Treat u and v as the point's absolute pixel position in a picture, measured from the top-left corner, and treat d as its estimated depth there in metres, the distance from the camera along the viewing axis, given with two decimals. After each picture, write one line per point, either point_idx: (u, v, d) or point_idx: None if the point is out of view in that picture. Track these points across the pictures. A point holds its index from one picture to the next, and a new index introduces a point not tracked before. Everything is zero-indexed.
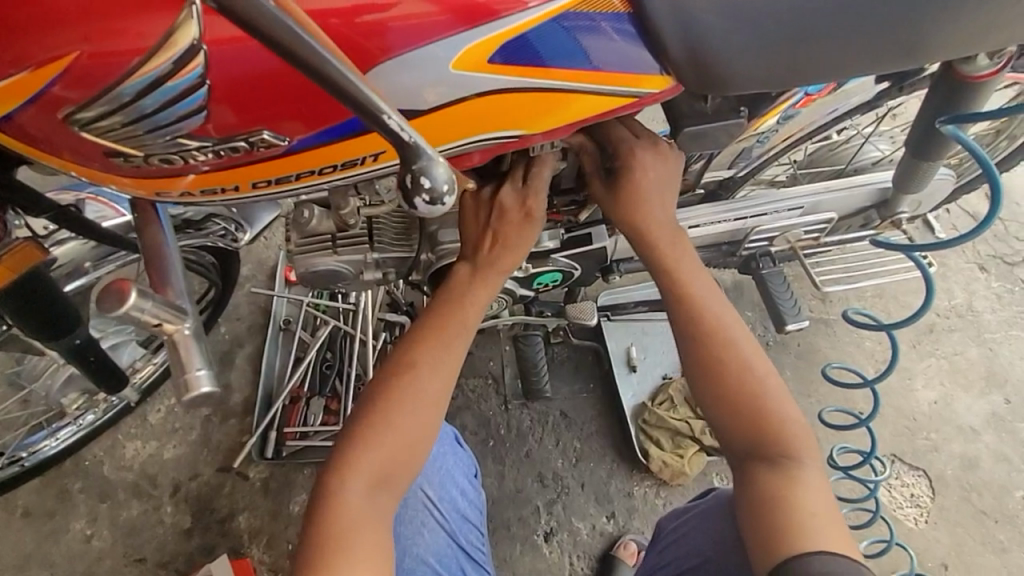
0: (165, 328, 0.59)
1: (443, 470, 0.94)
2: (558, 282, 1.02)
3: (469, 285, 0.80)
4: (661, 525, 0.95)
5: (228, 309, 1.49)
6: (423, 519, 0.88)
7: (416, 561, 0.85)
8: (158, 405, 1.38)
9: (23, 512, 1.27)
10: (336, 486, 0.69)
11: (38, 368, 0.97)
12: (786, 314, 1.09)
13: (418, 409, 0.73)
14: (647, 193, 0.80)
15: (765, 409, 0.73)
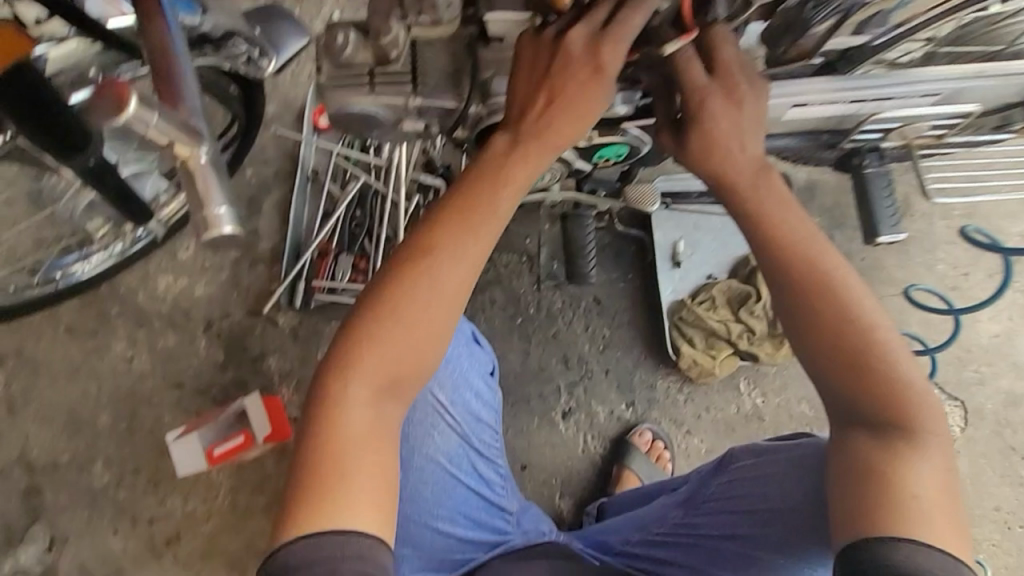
0: (179, 152, 0.52)
1: (456, 373, 0.88)
2: (622, 158, 0.90)
3: (512, 163, 0.67)
4: (732, 454, 0.83)
5: (254, 151, 1.40)
6: (434, 421, 0.86)
7: (426, 460, 0.84)
8: (188, 243, 1.37)
9: (67, 328, 1.32)
10: (338, 385, 0.63)
11: (57, 188, 0.90)
12: (883, 225, 1.00)
13: (432, 304, 0.64)
14: (747, 116, 0.67)
15: (880, 379, 0.63)
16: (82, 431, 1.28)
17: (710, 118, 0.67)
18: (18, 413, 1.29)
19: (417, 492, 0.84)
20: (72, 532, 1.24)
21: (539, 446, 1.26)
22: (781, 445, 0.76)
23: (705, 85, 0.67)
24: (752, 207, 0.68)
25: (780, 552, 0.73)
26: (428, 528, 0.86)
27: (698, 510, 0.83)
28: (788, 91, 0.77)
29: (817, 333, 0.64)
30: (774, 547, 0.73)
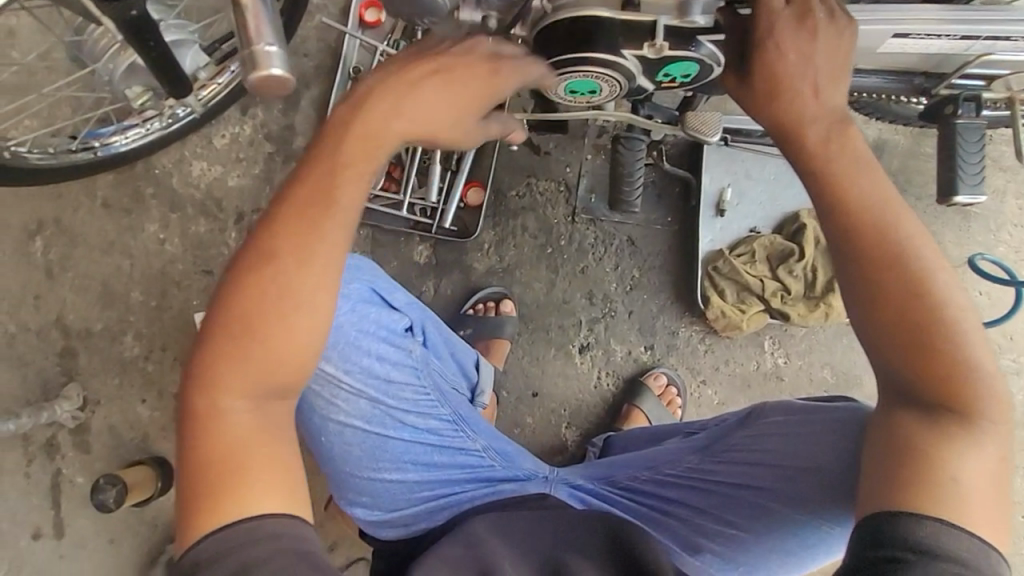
0: None
1: (347, 338, 0.83)
2: (689, 79, 0.80)
3: (348, 144, 0.59)
4: (764, 409, 0.80)
5: (296, 42, 1.34)
6: (334, 390, 0.82)
7: (339, 426, 0.83)
8: (224, 131, 1.35)
9: (103, 203, 1.33)
10: (210, 407, 0.57)
11: (97, 46, 0.87)
12: (964, 181, 0.90)
13: (286, 299, 0.57)
14: (826, 52, 0.63)
15: (946, 360, 0.57)
16: (115, 303, 1.33)
17: (780, 49, 0.63)
18: (55, 278, 1.33)
19: (343, 453, 0.84)
20: (104, 396, 1.31)
21: (553, 377, 1.27)
22: (814, 407, 0.75)
23: (777, 11, 0.63)
24: (816, 154, 0.62)
25: (804, 507, 0.71)
26: (375, 480, 0.85)
27: (716, 458, 0.81)
28: (897, 15, 0.69)
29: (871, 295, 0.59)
30: (794, 499, 0.72)
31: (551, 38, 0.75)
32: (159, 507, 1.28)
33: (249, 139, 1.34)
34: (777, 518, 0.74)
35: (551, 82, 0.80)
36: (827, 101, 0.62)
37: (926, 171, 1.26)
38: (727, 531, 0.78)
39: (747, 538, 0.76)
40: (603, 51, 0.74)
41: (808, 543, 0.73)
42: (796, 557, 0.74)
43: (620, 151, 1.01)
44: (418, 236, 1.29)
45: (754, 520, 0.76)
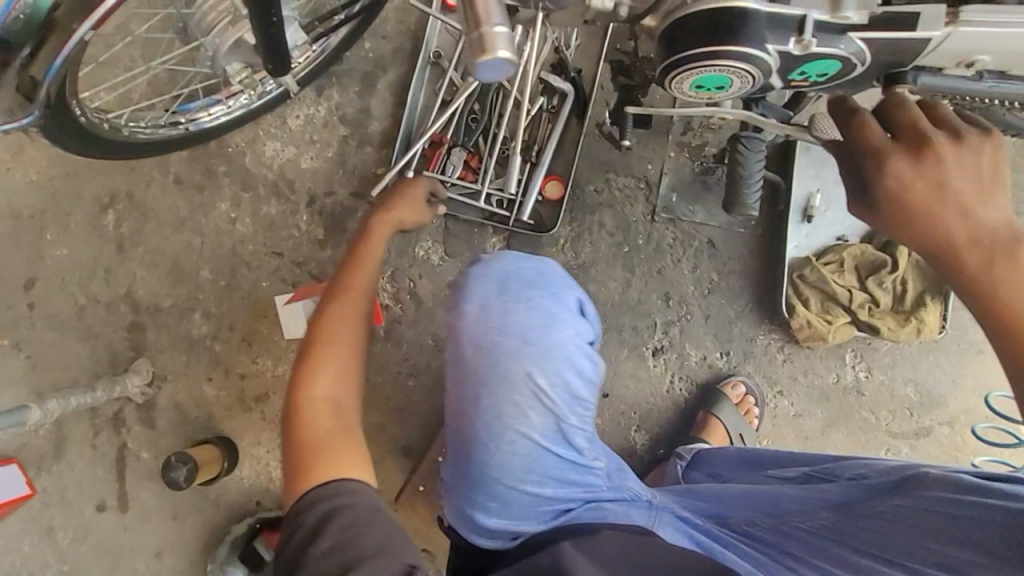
0: None
1: (558, 353, 0.79)
2: (826, 78, 0.75)
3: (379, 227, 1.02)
4: (922, 478, 0.72)
5: (375, 23, 1.31)
6: (530, 403, 0.78)
7: (517, 440, 0.79)
8: (298, 112, 1.32)
9: (176, 180, 1.32)
10: (303, 398, 0.80)
11: (206, 22, 0.85)
12: None
13: (341, 330, 0.86)
14: (961, 165, 0.66)
15: None
16: (184, 281, 1.32)
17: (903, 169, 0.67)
18: (126, 252, 1.33)
19: (501, 462, 0.79)
20: (171, 372, 1.31)
21: (624, 378, 1.24)
22: (986, 488, 0.67)
23: (885, 146, 0.68)
24: (973, 276, 0.64)
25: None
26: (521, 494, 0.80)
27: (854, 522, 0.76)
28: None
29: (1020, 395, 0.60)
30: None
31: (687, 30, 0.71)
32: (223, 486, 1.29)
33: (323, 121, 1.32)
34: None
35: (676, 76, 0.76)
36: (978, 217, 0.65)
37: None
38: None
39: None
40: (745, 46, 0.70)
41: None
42: None
43: (738, 150, 0.91)
44: (492, 227, 1.27)
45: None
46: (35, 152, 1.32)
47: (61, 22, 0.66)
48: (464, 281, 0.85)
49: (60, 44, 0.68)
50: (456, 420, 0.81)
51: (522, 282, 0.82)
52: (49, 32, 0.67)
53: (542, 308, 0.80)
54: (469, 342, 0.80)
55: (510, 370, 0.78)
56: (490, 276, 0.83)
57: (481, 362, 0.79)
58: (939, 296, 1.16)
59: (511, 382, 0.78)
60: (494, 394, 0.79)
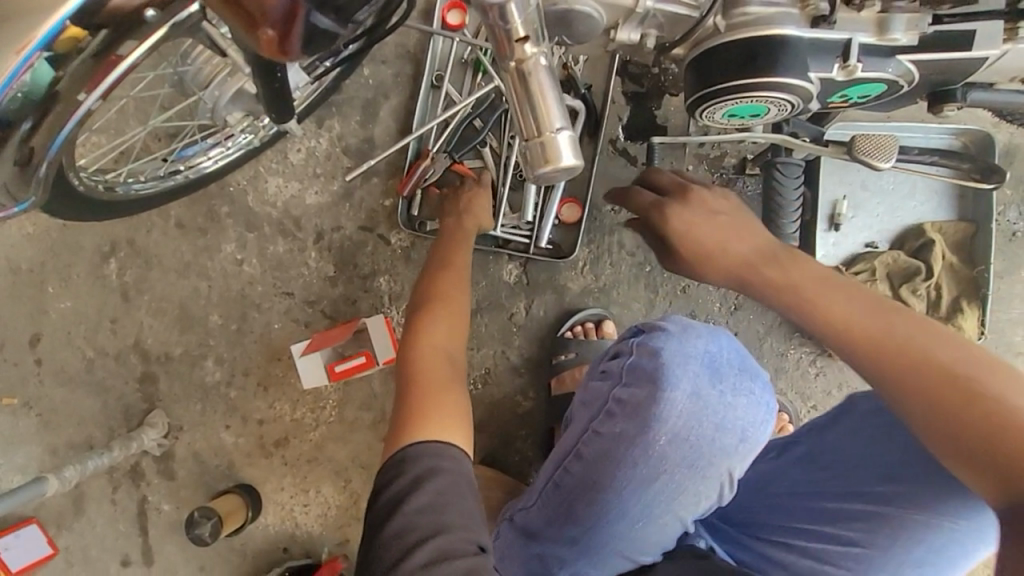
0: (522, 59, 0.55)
1: (754, 449, 0.77)
2: (870, 97, 0.71)
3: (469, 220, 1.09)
4: (854, 400, 0.85)
5: (373, 48, 1.26)
6: (706, 493, 0.77)
7: (671, 518, 0.78)
8: (300, 145, 1.28)
9: (178, 224, 1.28)
10: (413, 351, 0.88)
11: (203, 73, 0.81)
12: None
13: (452, 284, 0.99)
14: (718, 205, 0.84)
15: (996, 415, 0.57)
16: (193, 328, 1.28)
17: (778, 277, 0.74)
18: (132, 301, 1.29)
19: (635, 532, 0.79)
20: (187, 423, 1.27)
21: None
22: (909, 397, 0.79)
23: (657, 201, 0.88)
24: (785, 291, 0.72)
25: (913, 507, 0.76)
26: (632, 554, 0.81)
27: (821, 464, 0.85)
28: None
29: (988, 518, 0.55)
30: (911, 503, 0.76)
31: (721, 60, 0.67)
32: (249, 535, 1.26)
33: (326, 153, 1.27)
34: (898, 529, 0.78)
35: (708, 109, 0.72)
36: (757, 244, 0.78)
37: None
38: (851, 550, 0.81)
39: (872, 555, 0.80)
40: (786, 75, 0.65)
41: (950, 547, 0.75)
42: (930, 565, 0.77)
43: (774, 177, 0.91)
44: (508, 256, 1.21)
45: (871, 531, 0.79)
46: None
47: (65, 95, 0.63)
48: (659, 354, 0.76)
49: (65, 117, 0.66)
50: (600, 492, 0.77)
51: (734, 371, 0.76)
52: (50, 105, 0.63)
53: (761, 402, 0.77)
54: (666, 430, 0.74)
55: (709, 465, 0.75)
56: (701, 361, 0.75)
57: (678, 451, 0.75)
58: (977, 302, 1.12)
59: (703, 474, 0.76)
60: (673, 483, 0.76)
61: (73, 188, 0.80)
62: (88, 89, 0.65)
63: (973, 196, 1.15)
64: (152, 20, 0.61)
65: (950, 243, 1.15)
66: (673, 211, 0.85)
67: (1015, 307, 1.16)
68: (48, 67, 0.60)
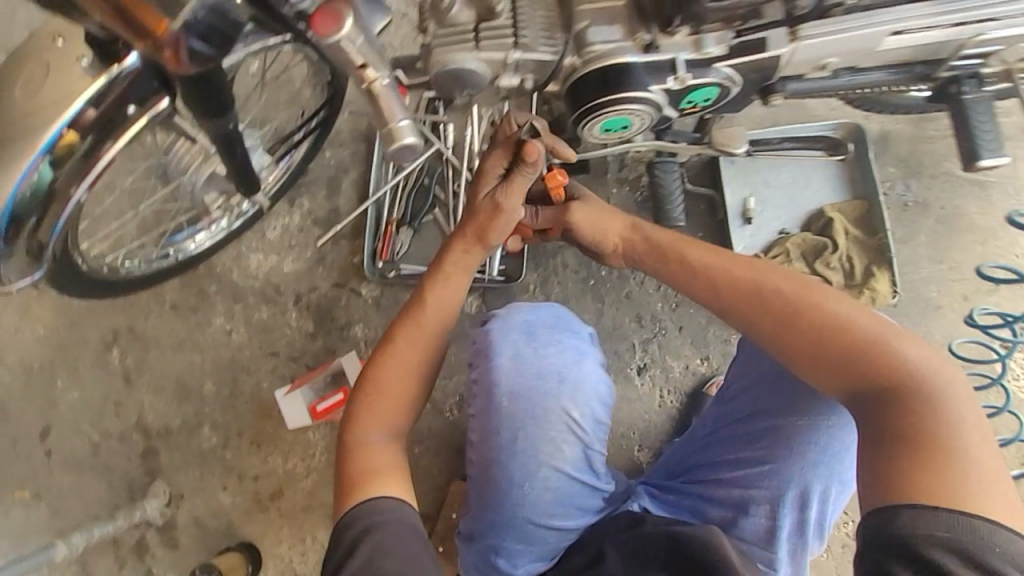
0: (367, 77, 0.74)
1: (586, 385, 0.89)
2: (711, 101, 0.89)
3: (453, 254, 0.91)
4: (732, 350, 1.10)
5: (332, 135, 1.48)
6: (563, 437, 0.88)
7: (548, 470, 0.87)
8: (276, 223, 1.46)
9: (172, 306, 1.43)
10: (360, 434, 0.81)
11: (182, 162, 0.99)
12: (983, 148, 0.86)
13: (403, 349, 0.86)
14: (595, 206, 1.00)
15: (829, 324, 0.77)
16: (189, 399, 1.39)
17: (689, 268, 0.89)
18: (133, 383, 1.41)
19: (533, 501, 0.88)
20: (186, 490, 1.34)
21: (617, 402, 1.30)
22: None
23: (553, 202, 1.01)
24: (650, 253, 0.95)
25: (797, 412, 0.93)
26: (545, 528, 0.89)
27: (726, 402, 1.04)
28: (888, 15, 0.77)
29: (882, 435, 0.69)
30: (795, 410, 0.93)
31: (585, 87, 0.85)
32: None
33: (299, 226, 1.46)
34: (792, 437, 0.93)
35: (586, 124, 0.89)
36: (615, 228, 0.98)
37: (936, 151, 1.32)
38: (764, 469, 0.95)
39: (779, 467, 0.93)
40: (632, 90, 0.84)
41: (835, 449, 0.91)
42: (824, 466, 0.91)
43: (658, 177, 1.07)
44: (467, 290, 1.35)
45: (772, 445, 0.94)
46: (40, 308, 1.43)
47: (61, 190, 0.79)
48: (489, 333, 0.90)
49: (61, 208, 0.81)
50: (489, 468, 0.88)
51: (547, 328, 0.91)
52: (51, 200, 0.79)
53: (570, 346, 0.91)
54: (502, 389, 0.87)
55: (543, 415, 0.87)
56: (518, 329, 0.90)
57: (518, 410, 0.87)
58: (885, 265, 1.25)
59: (546, 422, 0.87)
60: (530, 436, 0.87)
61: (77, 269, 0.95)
62: (79, 182, 0.80)
63: (862, 178, 1.31)
64: (134, 114, 0.78)
65: (850, 220, 1.29)
66: (575, 215, 0.99)
67: (921, 267, 1.28)
68: (49, 168, 0.76)
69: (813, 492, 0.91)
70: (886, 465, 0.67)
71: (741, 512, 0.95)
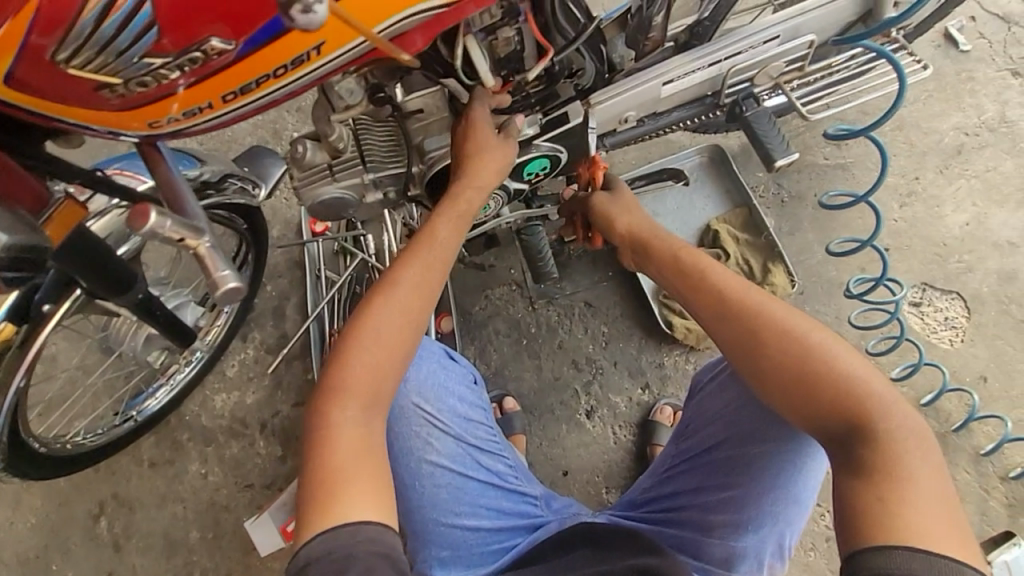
0: (187, 243, 0.60)
1: (439, 386, 1.08)
2: (548, 169, 1.03)
3: (441, 218, 0.90)
4: (697, 375, 1.06)
5: (269, 269, 1.63)
6: (430, 432, 1.05)
7: (432, 464, 1.05)
8: (233, 360, 1.58)
9: (149, 463, 1.51)
10: (337, 418, 0.78)
11: (121, 332, 1.12)
12: (775, 150, 0.99)
13: (396, 327, 0.83)
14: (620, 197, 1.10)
15: (821, 357, 0.78)
16: (177, 551, 1.44)
17: (689, 264, 0.94)
18: (123, 549, 1.45)
19: (432, 500, 1.05)
20: None
21: (574, 449, 1.34)
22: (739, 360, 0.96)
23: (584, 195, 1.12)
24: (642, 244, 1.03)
25: (756, 440, 0.91)
26: (449, 523, 1.06)
27: (686, 434, 1.03)
28: (651, 72, 0.93)
29: (859, 470, 0.73)
30: (752, 440, 0.91)
31: None
32: None
33: (254, 358, 1.57)
34: (750, 467, 0.91)
35: None
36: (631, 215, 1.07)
37: (797, 143, 1.43)
38: (723, 496, 0.94)
39: (738, 495, 0.92)
40: None
41: (795, 478, 0.89)
42: (782, 491, 0.89)
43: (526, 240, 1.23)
44: None
45: (732, 475, 0.93)
46: (29, 496, 1.50)
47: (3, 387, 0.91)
48: None
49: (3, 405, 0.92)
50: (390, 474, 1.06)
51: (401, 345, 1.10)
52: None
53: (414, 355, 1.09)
54: None
55: (400, 414, 1.04)
56: None
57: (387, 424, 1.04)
58: (778, 260, 1.33)
59: (406, 421, 1.05)
60: (404, 434, 1.04)
61: (36, 451, 1.07)
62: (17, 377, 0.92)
63: (736, 188, 1.42)
64: (50, 310, 0.88)
65: (738, 226, 1.40)
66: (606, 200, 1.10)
67: (815, 251, 1.37)
68: None
69: (773, 518, 0.90)
70: (859, 505, 0.71)
71: (704, 536, 0.95)
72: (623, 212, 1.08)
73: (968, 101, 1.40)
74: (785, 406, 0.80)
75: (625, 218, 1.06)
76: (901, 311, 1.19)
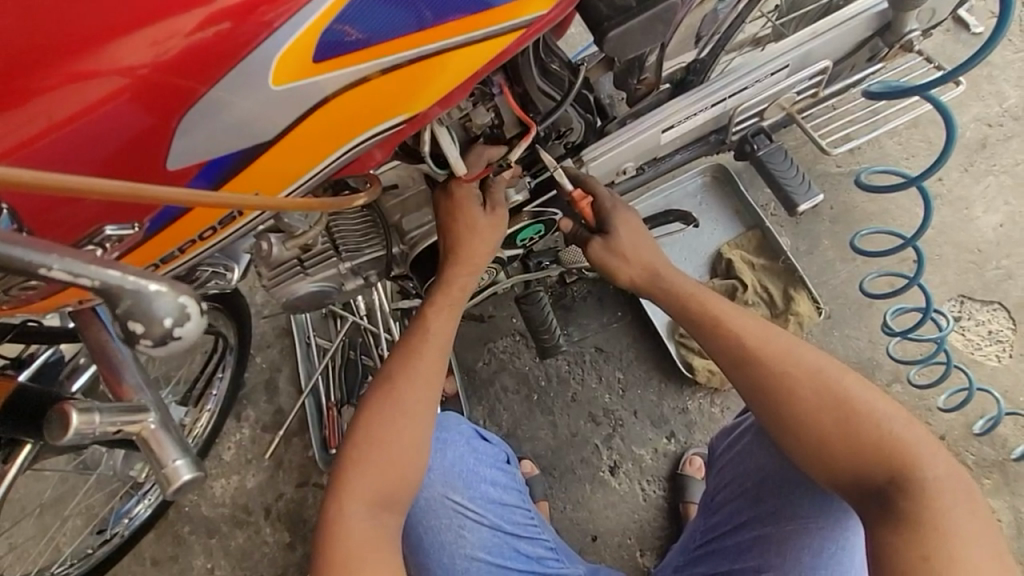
0: (129, 429, 0.54)
1: (465, 470, 0.91)
2: (543, 232, 0.93)
3: (433, 307, 0.78)
4: (711, 443, 0.97)
5: (257, 339, 1.52)
6: (460, 523, 0.89)
7: (468, 560, 0.88)
8: (229, 443, 1.48)
9: (152, 562, 1.40)
10: (340, 518, 0.69)
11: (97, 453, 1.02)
12: (796, 195, 0.97)
13: (398, 421, 0.73)
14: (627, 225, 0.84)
15: (854, 403, 0.69)
16: None
17: (702, 309, 0.78)
18: None
19: None
20: None
21: (602, 510, 1.25)
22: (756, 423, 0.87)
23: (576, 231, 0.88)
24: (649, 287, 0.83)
25: (795, 516, 0.80)
26: None
27: (712, 510, 0.92)
28: (651, 118, 0.82)
29: (910, 526, 0.64)
30: (781, 517, 0.81)
31: None
32: None
33: (251, 438, 1.48)
34: (787, 547, 0.80)
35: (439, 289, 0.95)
36: (635, 260, 0.83)
37: (809, 151, 1.30)
38: None
39: None
40: None
41: (839, 557, 0.78)
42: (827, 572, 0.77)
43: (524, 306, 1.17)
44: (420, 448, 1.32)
45: (768, 556, 0.82)
46: None
47: None
48: None
49: None
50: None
51: None
52: None
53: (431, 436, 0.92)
54: None
55: (425, 507, 0.88)
56: None
57: (412, 518, 0.89)
58: (800, 285, 1.22)
59: (432, 513, 0.88)
60: (432, 531, 0.88)
61: None
62: None
63: (745, 209, 1.30)
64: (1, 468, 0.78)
65: (752, 251, 1.28)
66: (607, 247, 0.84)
67: (838, 270, 1.26)
68: None
69: None
70: (906, 558, 0.62)
71: None
72: (626, 253, 0.83)
73: (988, 85, 1.28)
74: (822, 460, 0.70)
75: (627, 268, 0.84)
76: (944, 337, 1.10)
